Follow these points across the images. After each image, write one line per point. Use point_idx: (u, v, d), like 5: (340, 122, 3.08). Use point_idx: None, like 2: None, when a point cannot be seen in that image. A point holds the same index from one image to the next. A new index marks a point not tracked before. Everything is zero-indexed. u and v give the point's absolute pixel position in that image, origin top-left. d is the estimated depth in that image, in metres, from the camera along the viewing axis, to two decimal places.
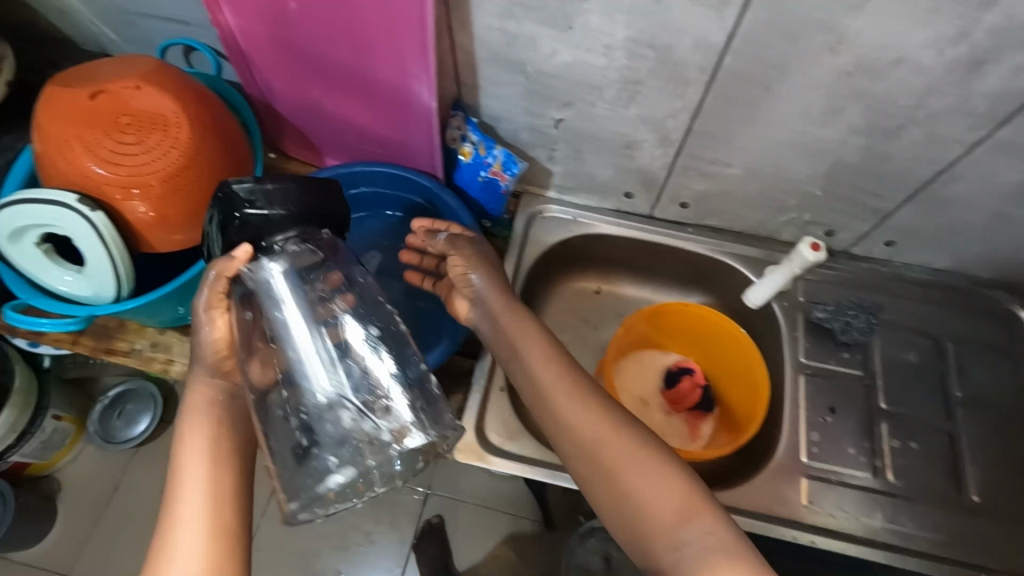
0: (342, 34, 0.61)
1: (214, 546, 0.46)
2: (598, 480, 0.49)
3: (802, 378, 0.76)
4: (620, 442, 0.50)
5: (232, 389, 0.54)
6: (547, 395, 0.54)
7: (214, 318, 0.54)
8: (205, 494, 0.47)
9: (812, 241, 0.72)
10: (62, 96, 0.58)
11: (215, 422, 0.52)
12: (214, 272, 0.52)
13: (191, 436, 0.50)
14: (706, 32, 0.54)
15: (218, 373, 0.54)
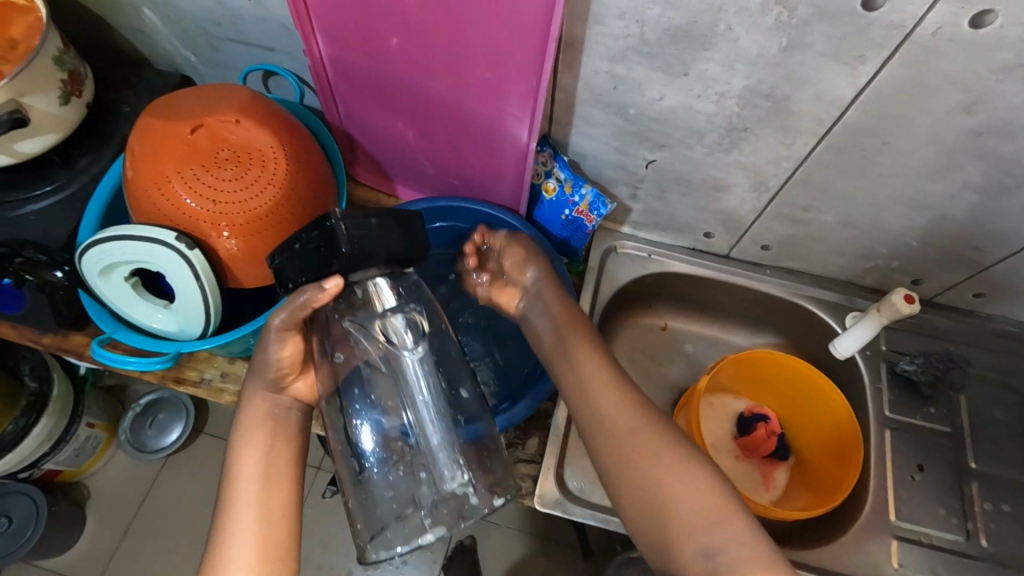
0: (444, 72, 0.60)
1: (264, 549, 0.51)
2: (640, 494, 0.51)
3: (887, 432, 0.73)
4: (656, 449, 0.53)
5: (286, 399, 0.58)
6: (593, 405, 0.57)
7: (283, 342, 0.56)
8: (254, 514, 0.52)
9: (903, 291, 0.69)
10: (160, 128, 0.56)
11: (270, 439, 0.56)
12: (304, 299, 0.50)
13: (249, 451, 0.54)
14: (832, 86, 0.53)
15: (276, 388, 0.57)
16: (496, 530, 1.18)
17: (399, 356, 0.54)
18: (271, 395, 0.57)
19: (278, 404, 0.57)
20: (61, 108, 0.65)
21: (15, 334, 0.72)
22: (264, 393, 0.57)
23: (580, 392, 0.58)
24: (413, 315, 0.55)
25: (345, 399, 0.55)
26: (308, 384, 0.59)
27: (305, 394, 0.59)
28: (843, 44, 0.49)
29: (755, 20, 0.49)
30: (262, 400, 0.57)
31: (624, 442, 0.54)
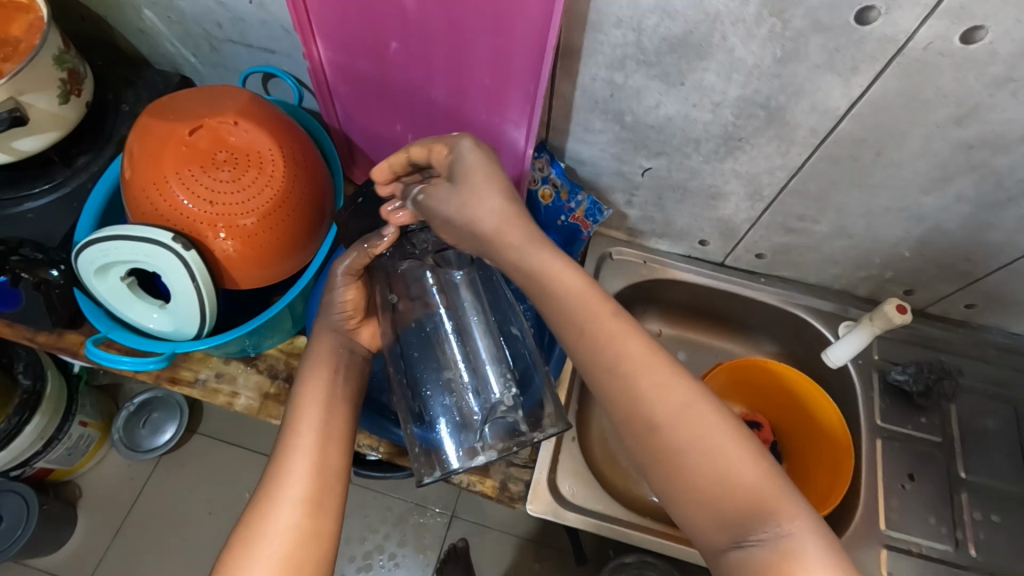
0: (443, 77, 0.60)
1: (318, 476, 0.51)
2: (663, 463, 0.43)
3: (878, 442, 0.74)
4: (684, 411, 0.43)
5: (353, 341, 0.61)
6: (603, 356, 0.46)
7: (348, 282, 0.60)
8: (314, 441, 0.53)
9: (896, 301, 0.69)
10: (158, 128, 0.56)
11: (334, 376, 0.58)
12: (363, 245, 0.58)
13: (313, 382, 0.56)
14: (826, 98, 0.53)
15: (342, 330, 0.61)
16: (488, 533, 1.18)
17: (456, 285, 0.65)
18: (337, 335, 0.60)
19: (344, 348, 0.60)
20: (61, 107, 0.66)
21: (10, 332, 0.73)
22: (332, 335, 0.60)
23: (582, 339, 0.47)
24: (461, 252, 0.65)
25: (406, 334, 0.63)
26: (369, 330, 0.63)
27: (367, 339, 0.63)
28: (838, 57, 0.49)
29: (750, 32, 0.49)
30: (329, 341, 0.60)
31: (642, 403, 0.44)
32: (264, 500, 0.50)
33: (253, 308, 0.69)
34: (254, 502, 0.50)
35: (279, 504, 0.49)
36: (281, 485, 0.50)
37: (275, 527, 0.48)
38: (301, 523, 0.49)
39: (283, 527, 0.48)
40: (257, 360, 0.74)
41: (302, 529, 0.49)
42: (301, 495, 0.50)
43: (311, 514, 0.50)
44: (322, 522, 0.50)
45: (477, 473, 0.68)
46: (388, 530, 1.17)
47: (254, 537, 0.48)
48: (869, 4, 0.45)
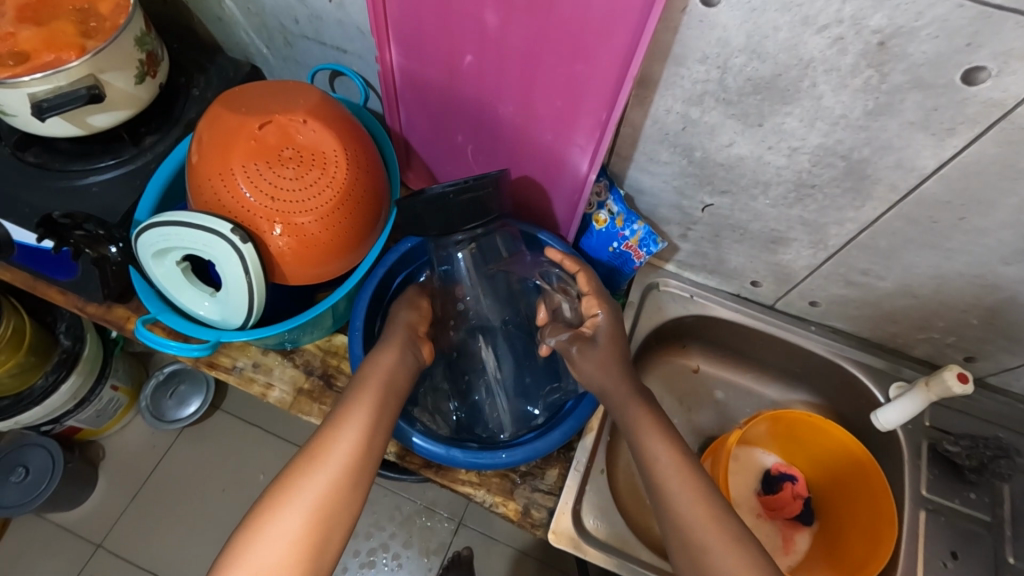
0: (513, 93, 0.59)
1: (349, 468, 0.51)
2: (678, 536, 0.50)
3: (922, 513, 0.70)
4: (706, 517, 0.50)
5: (417, 348, 0.64)
6: (643, 447, 0.56)
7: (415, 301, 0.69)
8: (355, 434, 0.53)
9: (958, 369, 0.65)
10: (229, 119, 0.57)
11: (388, 387, 0.57)
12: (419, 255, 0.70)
13: (370, 375, 0.57)
14: (915, 155, 0.51)
15: (412, 334, 0.64)
16: (495, 547, 1.16)
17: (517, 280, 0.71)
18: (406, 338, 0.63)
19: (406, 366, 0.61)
20: (136, 87, 0.67)
21: (64, 300, 0.74)
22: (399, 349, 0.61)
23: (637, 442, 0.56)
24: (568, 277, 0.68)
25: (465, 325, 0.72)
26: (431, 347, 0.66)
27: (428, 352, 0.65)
28: (934, 115, 0.47)
29: (843, 81, 0.47)
30: (399, 342, 0.62)
31: (674, 490, 0.53)
32: (286, 488, 0.49)
33: (298, 302, 0.70)
34: (278, 485, 0.50)
35: (300, 497, 0.49)
36: (305, 478, 0.50)
37: (290, 518, 0.48)
38: (317, 521, 0.48)
39: (297, 521, 0.48)
40: (294, 354, 0.74)
41: (317, 528, 0.48)
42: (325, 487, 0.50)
43: (328, 515, 0.49)
44: (336, 528, 0.49)
45: (501, 494, 0.67)
46: (395, 530, 1.17)
47: (270, 521, 0.48)
48: (979, 64, 0.43)
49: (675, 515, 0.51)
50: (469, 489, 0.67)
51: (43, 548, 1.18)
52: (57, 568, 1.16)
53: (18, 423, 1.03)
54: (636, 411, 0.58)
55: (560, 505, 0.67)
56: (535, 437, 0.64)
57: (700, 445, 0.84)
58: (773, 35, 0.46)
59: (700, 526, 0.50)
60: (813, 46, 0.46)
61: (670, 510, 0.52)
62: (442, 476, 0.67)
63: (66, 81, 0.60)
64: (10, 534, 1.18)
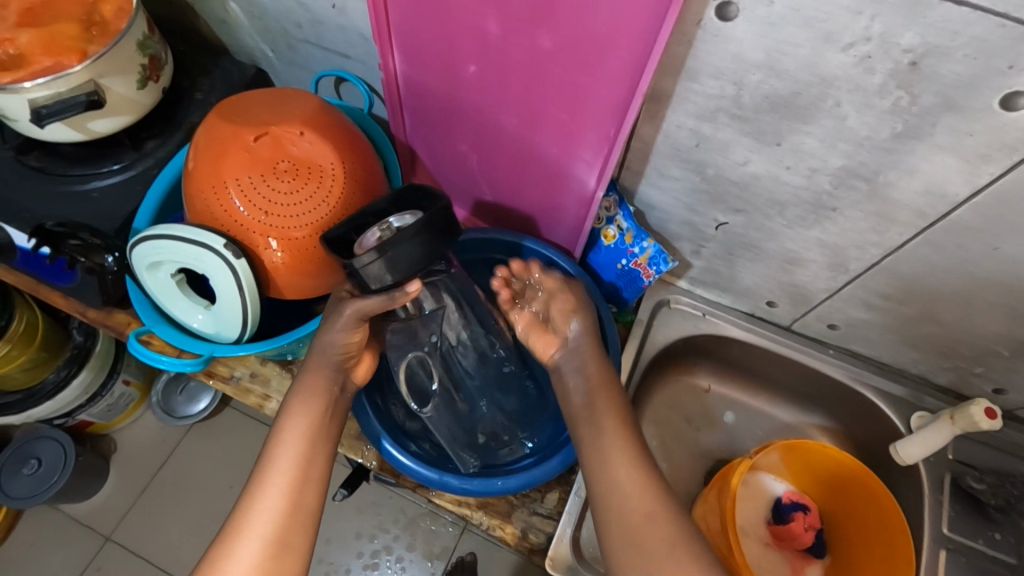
0: (517, 104, 0.56)
1: (284, 523, 0.50)
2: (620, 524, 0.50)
3: (942, 552, 0.66)
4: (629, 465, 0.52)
5: (348, 378, 0.59)
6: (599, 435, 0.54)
7: (351, 327, 0.56)
8: (284, 485, 0.51)
9: (985, 404, 0.62)
10: (224, 128, 0.55)
11: (319, 414, 0.55)
12: (351, 309, 0.54)
13: (294, 419, 0.54)
14: (945, 181, 0.47)
15: (341, 368, 0.58)
16: (498, 554, 1.14)
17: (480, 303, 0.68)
18: (333, 371, 0.57)
19: (338, 385, 0.57)
20: (137, 92, 0.66)
21: (64, 303, 0.74)
22: (326, 370, 0.56)
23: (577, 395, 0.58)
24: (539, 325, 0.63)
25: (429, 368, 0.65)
26: (365, 365, 0.61)
27: (360, 376, 0.60)
28: (967, 141, 0.44)
29: (869, 101, 0.44)
30: (328, 368, 0.57)
31: (606, 451, 0.53)
32: (227, 539, 0.49)
33: (297, 314, 0.68)
34: (222, 534, 0.50)
35: (240, 545, 0.48)
36: (243, 524, 0.49)
37: (235, 566, 0.47)
38: (261, 565, 0.48)
39: (240, 569, 0.47)
40: (293, 365, 0.73)
41: (263, 575, 0.48)
42: (259, 544, 0.48)
43: (273, 556, 0.48)
44: (283, 568, 0.48)
45: (498, 517, 0.65)
46: (398, 533, 1.15)
47: (216, 575, 0.47)
48: (1020, 88, 0.39)
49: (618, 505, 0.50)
50: (466, 511, 0.65)
51: (55, 539, 1.19)
52: (68, 559, 1.17)
53: (30, 418, 1.03)
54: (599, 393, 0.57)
55: (558, 529, 0.65)
56: (535, 462, 0.63)
57: (708, 467, 0.81)
58: (793, 51, 0.43)
59: (621, 476, 0.52)
60: (837, 64, 0.42)
61: (612, 499, 0.51)
62: (436, 497, 0.66)
63: (66, 87, 0.59)
64: (25, 523, 1.20)
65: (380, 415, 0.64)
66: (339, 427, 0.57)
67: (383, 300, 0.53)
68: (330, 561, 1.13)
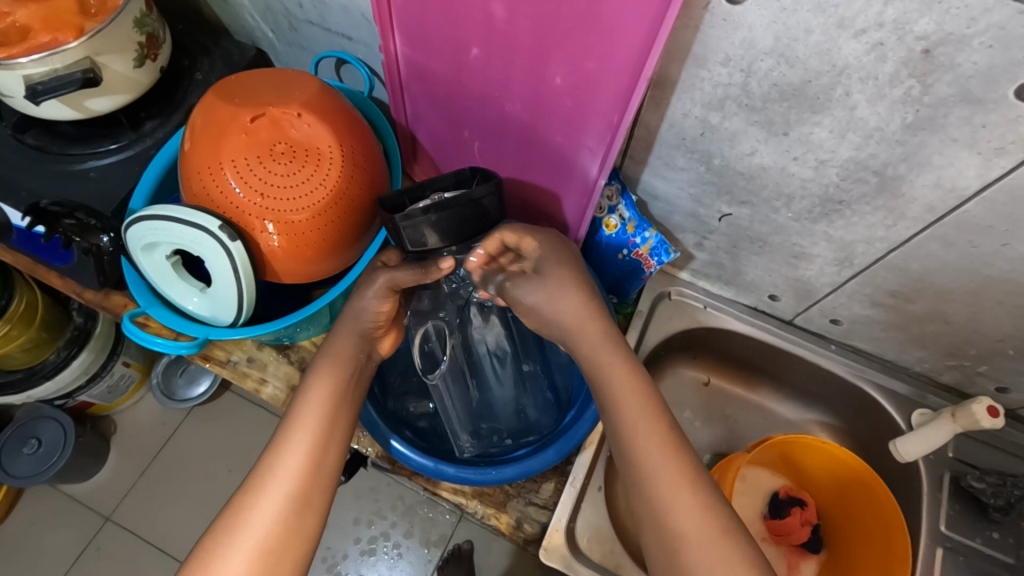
0: (520, 88, 0.55)
1: (304, 484, 0.49)
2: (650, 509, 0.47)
3: (939, 551, 0.66)
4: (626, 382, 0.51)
5: (373, 348, 0.58)
6: (630, 443, 0.48)
7: (381, 296, 0.56)
8: (305, 445, 0.50)
9: (987, 402, 0.62)
10: (221, 109, 0.54)
11: (341, 380, 0.54)
12: (385, 279, 0.55)
13: (318, 383, 0.53)
14: (957, 175, 0.46)
15: (370, 335, 0.57)
16: (495, 541, 1.14)
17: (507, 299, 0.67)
18: (363, 337, 0.57)
19: (365, 353, 0.57)
20: (135, 70, 0.65)
21: (62, 284, 0.73)
22: (354, 336, 0.56)
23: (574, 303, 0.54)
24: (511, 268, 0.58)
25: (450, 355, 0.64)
26: (391, 339, 0.60)
27: (387, 347, 0.60)
28: (981, 133, 0.42)
29: (881, 91, 0.43)
30: (354, 335, 0.56)
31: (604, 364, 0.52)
32: (250, 490, 0.48)
33: (294, 300, 0.68)
34: (240, 491, 0.49)
35: (263, 499, 0.47)
36: (266, 479, 0.48)
37: (258, 518, 0.47)
38: (284, 522, 0.47)
39: (262, 524, 0.47)
40: (290, 350, 0.73)
41: (283, 533, 0.47)
42: (281, 500, 0.48)
43: (295, 514, 0.48)
44: (304, 526, 0.48)
45: (493, 506, 0.65)
46: (395, 519, 1.16)
47: (237, 527, 0.47)
48: None
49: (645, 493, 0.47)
50: (461, 499, 0.65)
51: (55, 517, 1.19)
52: (67, 538, 1.18)
53: (32, 396, 1.04)
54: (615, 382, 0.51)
55: (553, 519, 0.65)
56: (530, 454, 0.62)
57: (707, 461, 0.81)
58: (804, 38, 0.42)
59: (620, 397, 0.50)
60: (849, 51, 0.41)
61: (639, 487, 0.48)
62: (432, 485, 0.66)
63: (62, 63, 0.58)
64: (25, 503, 1.20)
65: (376, 403, 0.63)
66: (360, 394, 0.56)
67: (415, 273, 0.55)
68: (328, 545, 1.13)
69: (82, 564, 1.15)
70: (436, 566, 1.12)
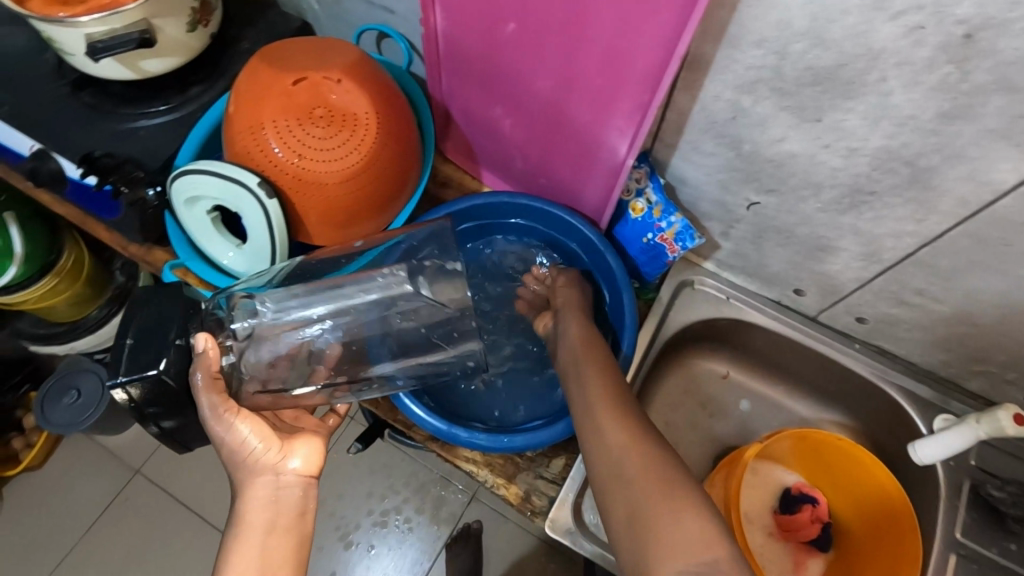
0: (554, 64, 0.56)
1: None
2: (609, 465, 0.50)
3: (951, 558, 0.65)
4: (592, 360, 0.60)
5: (289, 475, 0.52)
6: (602, 433, 0.52)
7: (231, 425, 0.50)
8: None
9: (1014, 410, 0.61)
10: (265, 72, 0.57)
11: (266, 528, 0.50)
12: (200, 375, 0.50)
13: (244, 541, 0.49)
14: (992, 167, 0.45)
15: (274, 466, 0.52)
16: (504, 524, 1.16)
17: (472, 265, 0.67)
18: (264, 472, 0.52)
19: (280, 488, 0.52)
20: (187, 35, 0.67)
21: (108, 237, 0.77)
22: (256, 475, 0.51)
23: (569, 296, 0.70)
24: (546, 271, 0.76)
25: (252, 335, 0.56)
26: (307, 451, 0.55)
27: (311, 466, 0.54)
28: (1019, 124, 0.42)
29: (917, 77, 0.42)
30: (260, 476, 0.51)
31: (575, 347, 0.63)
32: None
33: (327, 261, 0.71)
34: None
35: None
36: None
37: None
38: None
39: None
40: None
41: None
42: None
43: None
44: None
45: (503, 477, 0.66)
46: (407, 493, 1.18)
47: None
48: None
49: (602, 451, 0.51)
50: (473, 468, 0.67)
51: (88, 466, 1.25)
52: (98, 487, 1.23)
53: (74, 347, 1.10)
54: (594, 398, 0.55)
55: (562, 493, 0.66)
56: (543, 425, 0.63)
57: (719, 454, 0.81)
58: (840, 19, 0.41)
59: (585, 370, 0.59)
60: (885, 35, 0.41)
61: (599, 448, 0.51)
62: (444, 451, 0.67)
63: (120, 24, 0.61)
64: (62, 450, 1.27)
65: None
66: (305, 532, 0.52)
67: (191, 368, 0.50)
68: (341, 514, 1.16)
69: (112, 512, 1.21)
70: (445, 543, 1.14)
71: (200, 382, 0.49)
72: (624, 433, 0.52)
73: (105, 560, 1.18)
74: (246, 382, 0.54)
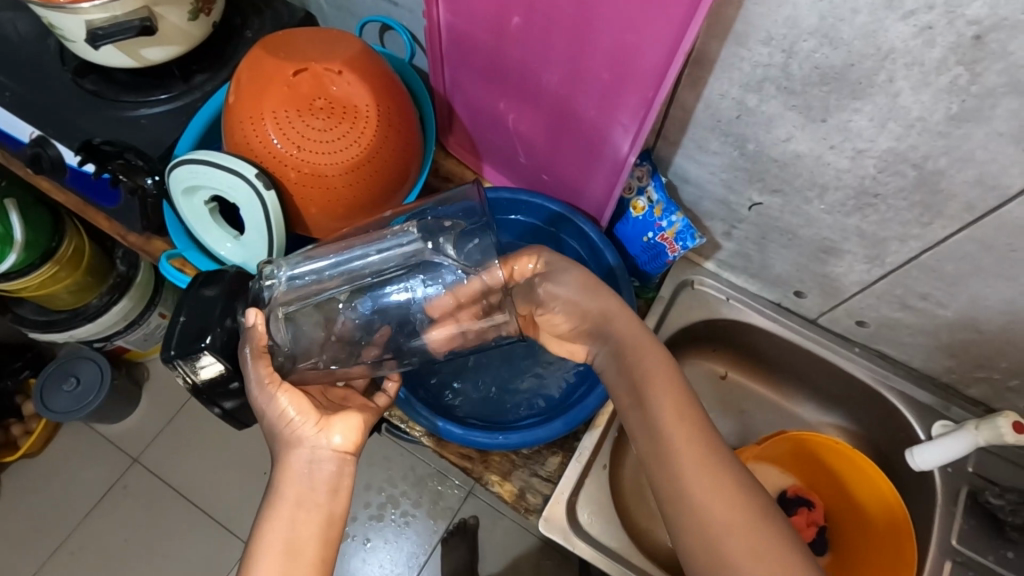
0: (558, 58, 0.55)
1: None
2: (677, 493, 0.48)
3: (947, 564, 0.64)
4: (646, 348, 0.53)
5: (321, 454, 0.51)
6: (665, 446, 0.49)
7: (272, 395, 0.51)
8: None
9: (1015, 418, 0.60)
10: (266, 61, 0.56)
11: (295, 506, 0.49)
12: (248, 349, 0.51)
13: (274, 520, 0.48)
14: (1000, 171, 0.45)
15: (313, 435, 0.51)
16: (500, 520, 1.16)
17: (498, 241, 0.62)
18: (300, 446, 0.50)
19: (314, 464, 0.50)
20: (189, 23, 0.67)
21: (109, 225, 0.77)
22: (294, 454, 0.50)
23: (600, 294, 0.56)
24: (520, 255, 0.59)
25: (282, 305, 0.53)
26: (350, 432, 0.53)
27: (348, 444, 0.52)
28: None
29: (926, 78, 0.42)
30: (298, 448, 0.50)
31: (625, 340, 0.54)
32: None
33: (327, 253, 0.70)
34: None
35: None
36: None
37: None
38: None
39: None
40: None
41: None
42: None
43: None
44: None
45: (499, 474, 0.66)
46: (404, 488, 1.18)
47: None
48: None
49: (668, 470, 0.48)
50: (468, 464, 0.67)
51: (87, 454, 1.25)
52: (96, 475, 1.23)
53: (73, 336, 1.09)
54: (654, 397, 0.51)
55: (556, 491, 0.66)
56: (538, 423, 0.63)
57: None
58: (850, 18, 0.41)
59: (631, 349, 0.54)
60: (895, 34, 0.40)
61: (663, 465, 0.49)
62: (439, 447, 0.67)
63: (121, 10, 0.60)
64: (61, 437, 1.26)
65: None
66: (337, 514, 0.50)
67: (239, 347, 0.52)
68: None
69: (110, 499, 1.21)
70: (440, 538, 1.14)
71: (250, 353, 0.50)
72: (691, 439, 0.49)
73: (103, 548, 1.18)
74: (298, 361, 0.53)
